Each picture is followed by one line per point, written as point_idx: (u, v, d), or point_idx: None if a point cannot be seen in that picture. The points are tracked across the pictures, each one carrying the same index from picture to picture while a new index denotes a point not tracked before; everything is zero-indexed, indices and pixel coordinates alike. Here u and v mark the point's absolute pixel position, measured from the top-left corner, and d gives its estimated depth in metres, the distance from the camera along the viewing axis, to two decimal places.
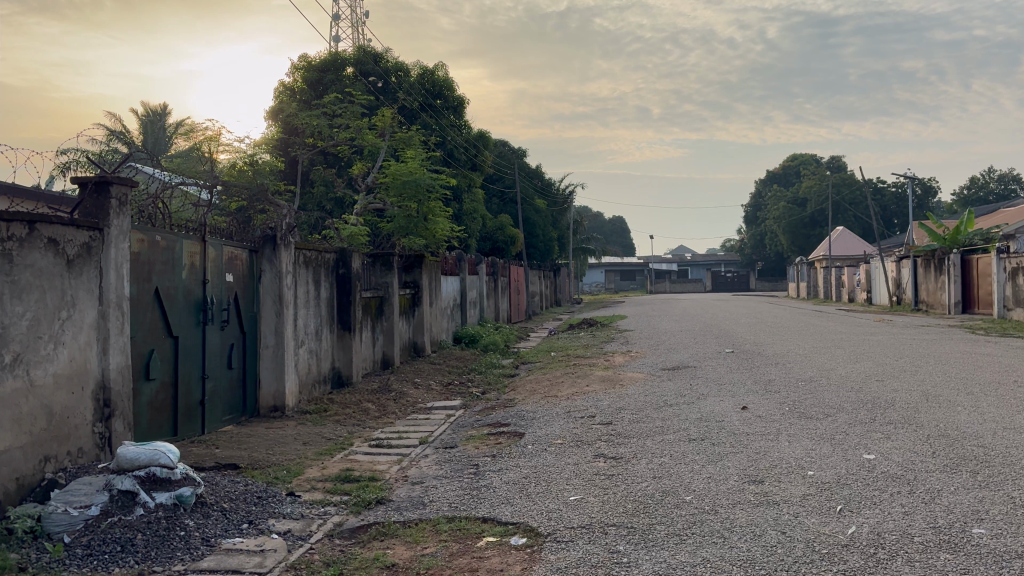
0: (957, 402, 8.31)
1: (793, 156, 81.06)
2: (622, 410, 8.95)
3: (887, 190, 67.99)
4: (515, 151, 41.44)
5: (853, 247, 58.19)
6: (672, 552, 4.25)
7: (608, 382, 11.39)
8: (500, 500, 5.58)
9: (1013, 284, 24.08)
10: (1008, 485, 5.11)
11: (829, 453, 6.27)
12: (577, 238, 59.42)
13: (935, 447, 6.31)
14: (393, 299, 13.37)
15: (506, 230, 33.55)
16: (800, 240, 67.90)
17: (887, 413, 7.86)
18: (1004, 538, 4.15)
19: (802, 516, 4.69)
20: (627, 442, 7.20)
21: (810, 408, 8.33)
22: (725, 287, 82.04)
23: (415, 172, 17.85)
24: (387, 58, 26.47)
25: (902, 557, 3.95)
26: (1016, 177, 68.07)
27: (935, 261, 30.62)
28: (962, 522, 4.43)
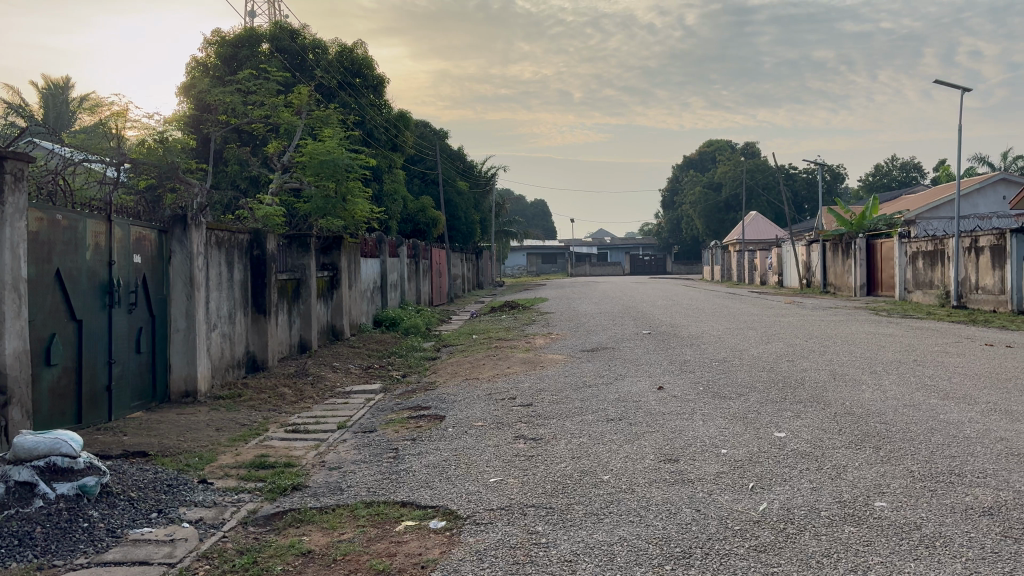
0: (861, 381, 8.63)
1: (709, 142, 82.80)
2: (542, 391, 9.01)
3: (797, 176, 70.26)
4: (437, 132, 41.10)
5: (766, 230, 59.72)
6: (590, 531, 4.30)
7: (529, 364, 11.46)
8: (420, 483, 5.54)
9: (914, 268, 25.20)
10: (909, 460, 5.35)
11: (742, 432, 6.41)
12: (499, 222, 59.45)
13: (842, 424, 6.54)
14: (309, 281, 13.13)
15: (427, 212, 33.35)
16: (715, 224, 69.56)
17: (796, 392, 8.12)
18: (904, 510, 4.33)
19: (716, 494, 4.80)
20: (547, 423, 7.24)
21: (724, 388, 8.53)
22: (642, 270, 83.40)
23: (333, 152, 17.63)
24: (304, 34, 25.85)
25: (809, 531, 4.09)
26: (918, 165, 71.14)
27: (843, 245, 31.74)
28: (866, 496, 4.61)
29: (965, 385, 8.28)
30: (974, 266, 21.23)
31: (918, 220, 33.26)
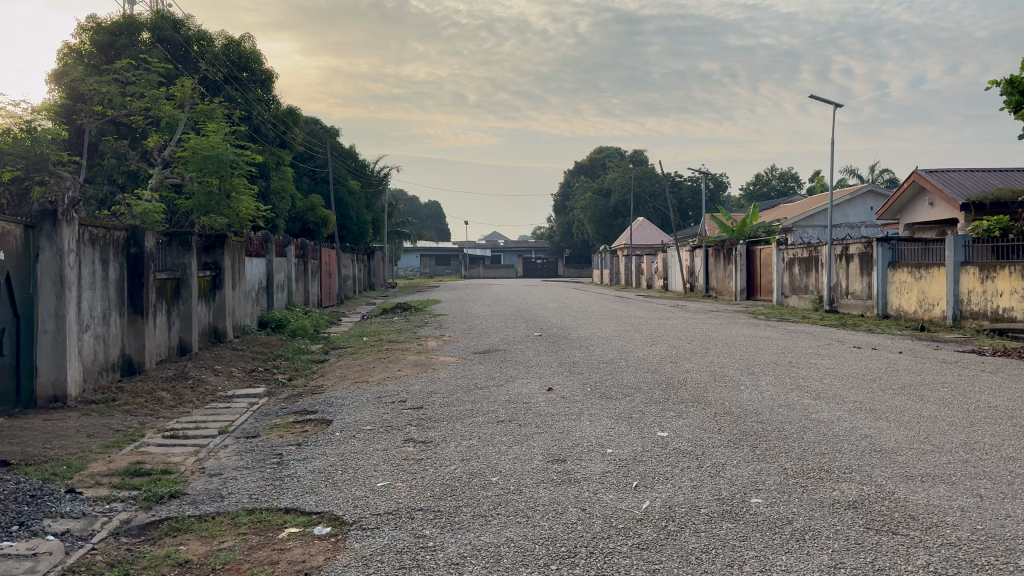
0: (740, 382, 8.99)
1: (599, 148, 84.57)
2: (432, 394, 8.98)
3: (683, 184, 72.55)
4: (327, 130, 40.41)
5: (652, 236, 61.38)
6: (477, 533, 4.30)
7: (419, 366, 11.39)
8: (304, 489, 5.42)
9: (790, 273, 26.42)
10: (782, 457, 5.60)
11: (627, 432, 6.57)
12: (392, 222, 58.90)
13: (721, 424, 6.78)
14: (191, 281, 12.65)
15: (317, 211, 32.71)
16: (605, 229, 71.03)
17: (679, 392, 8.37)
18: (778, 506, 4.52)
19: (601, 493, 4.89)
20: (436, 426, 7.22)
21: (611, 389, 8.71)
22: (534, 273, 84.30)
23: (218, 148, 17.01)
24: (188, 26, 24.93)
25: (690, 528, 4.21)
26: (794, 175, 74.64)
27: (725, 251, 32.98)
28: (742, 493, 4.80)
29: (834, 385, 8.74)
30: (844, 272, 22.43)
31: (795, 228, 34.88)
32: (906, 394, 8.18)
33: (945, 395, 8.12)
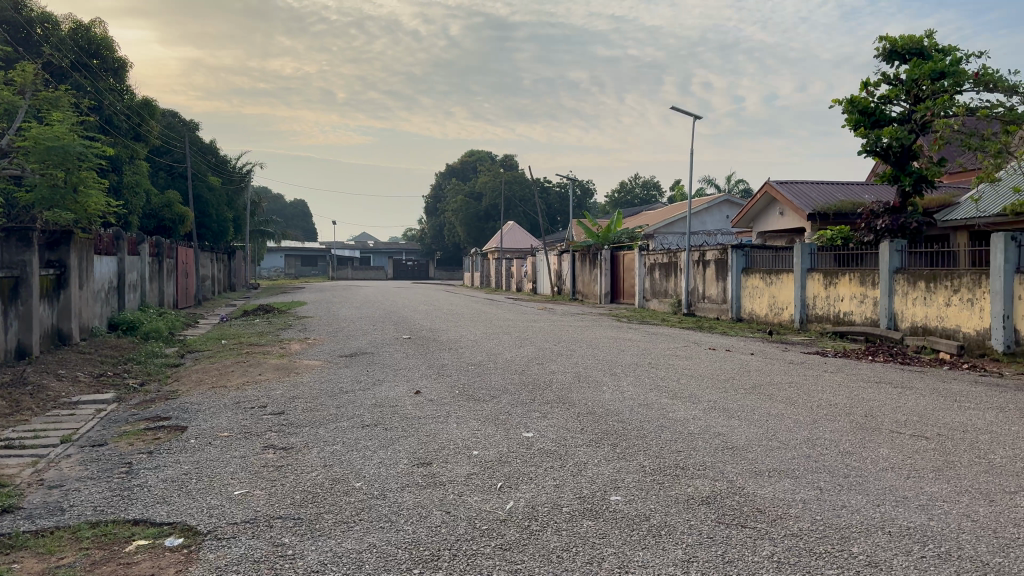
0: (603, 382, 9.22)
1: (470, 151, 84.97)
2: (295, 398, 8.75)
3: (552, 190, 73.89)
4: (186, 124, 38.73)
5: (522, 240, 62.09)
6: (338, 540, 4.22)
7: (282, 370, 11.08)
8: (155, 499, 5.16)
9: (651, 278, 27.36)
10: (642, 455, 5.78)
11: (493, 433, 6.63)
12: (255, 221, 57.04)
13: (584, 424, 6.94)
14: (30, 280, 11.81)
15: (175, 207, 31.29)
16: (475, 232, 71.41)
17: (544, 393, 8.51)
18: (636, 503, 4.66)
19: (466, 495, 4.90)
20: (298, 431, 7.04)
21: (477, 391, 8.75)
22: (404, 275, 83.70)
23: (64, 139, 15.97)
24: (31, 7, 23.30)
25: (552, 527, 4.29)
26: (657, 184, 77.48)
27: (590, 256, 33.81)
28: (603, 491, 4.92)
29: (691, 386, 9.10)
30: (702, 277, 23.44)
31: (656, 234, 36.14)
32: (757, 393, 8.62)
33: (791, 394, 8.62)
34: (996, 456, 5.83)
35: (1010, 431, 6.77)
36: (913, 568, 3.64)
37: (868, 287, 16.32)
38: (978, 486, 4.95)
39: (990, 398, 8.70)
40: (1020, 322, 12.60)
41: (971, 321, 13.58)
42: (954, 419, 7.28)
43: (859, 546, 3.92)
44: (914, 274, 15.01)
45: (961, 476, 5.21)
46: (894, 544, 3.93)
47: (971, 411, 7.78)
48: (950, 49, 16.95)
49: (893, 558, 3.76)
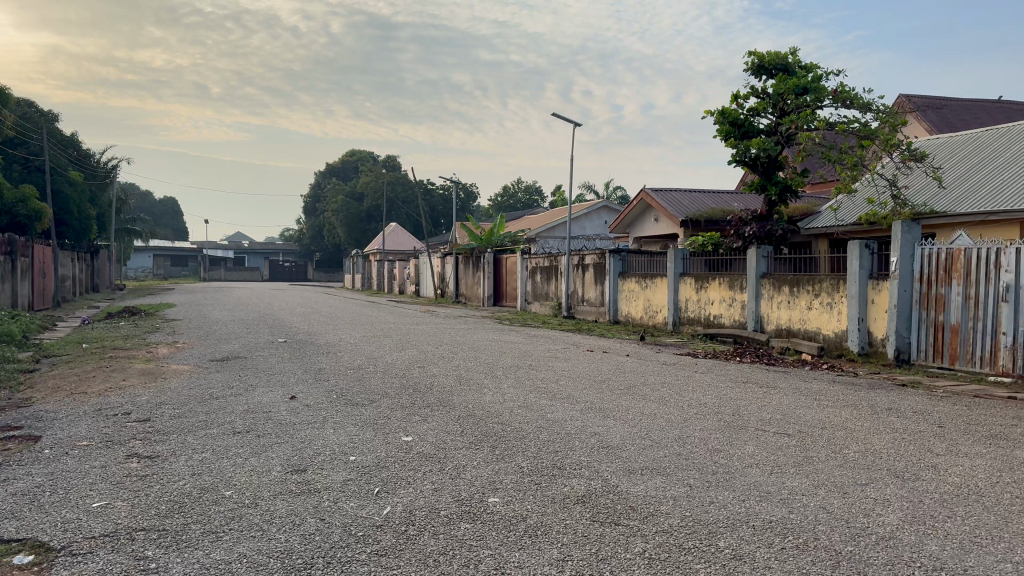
0: (483, 385, 9.25)
1: (352, 151, 83.70)
2: (162, 405, 8.36)
3: (435, 192, 73.73)
4: (44, 115, 36.44)
5: (404, 242, 61.74)
6: (206, 551, 4.06)
7: (149, 375, 10.56)
8: (3, 515, 4.81)
9: (532, 281, 27.69)
10: (520, 457, 5.83)
11: (371, 438, 6.54)
12: (121, 219, 54.27)
13: (463, 426, 6.94)
14: None
15: (31, 203, 29.35)
16: (356, 233, 70.43)
17: (424, 397, 8.45)
18: (513, 504, 4.70)
19: (341, 501, 4.81)
20: (165, 439, 6.72)
21: (356, 395, 8.62)
22: (282, 276, 81.63)
23: None
24: None
25: (429, 531, 4.26)
26: (539, 188, 78.57)
27: (473, 259, 33.90)
28: (481, 493, 4.93)
29: (569, 387, 9.25)
30: (581, 281, 23.89)
31: (538, 238, 36.59)
32: (631, 393, 8.85)
33: (664, 394, 8.89)
34: (849, 450, 6.20)
35: (862, 427, 7.22)
36: (774, 559, 3.82)
37: (736, 291, 17.04)
38: (833, 479, 5.24)
39: (846, 396, 9.24)
40: (873, 325, 13.44)
41: (830, 323, 14.40)
42: (814, 416, 7.69)
43: (724, 540, 4.08)
44: (779, 279, 15.79)
45: (818, 470, 5.51)
46: (757, 537, 4.11)
47: (829, 408, 8.24)
48: (812, 66, 17.92)
49: (756, 550, 3.93)
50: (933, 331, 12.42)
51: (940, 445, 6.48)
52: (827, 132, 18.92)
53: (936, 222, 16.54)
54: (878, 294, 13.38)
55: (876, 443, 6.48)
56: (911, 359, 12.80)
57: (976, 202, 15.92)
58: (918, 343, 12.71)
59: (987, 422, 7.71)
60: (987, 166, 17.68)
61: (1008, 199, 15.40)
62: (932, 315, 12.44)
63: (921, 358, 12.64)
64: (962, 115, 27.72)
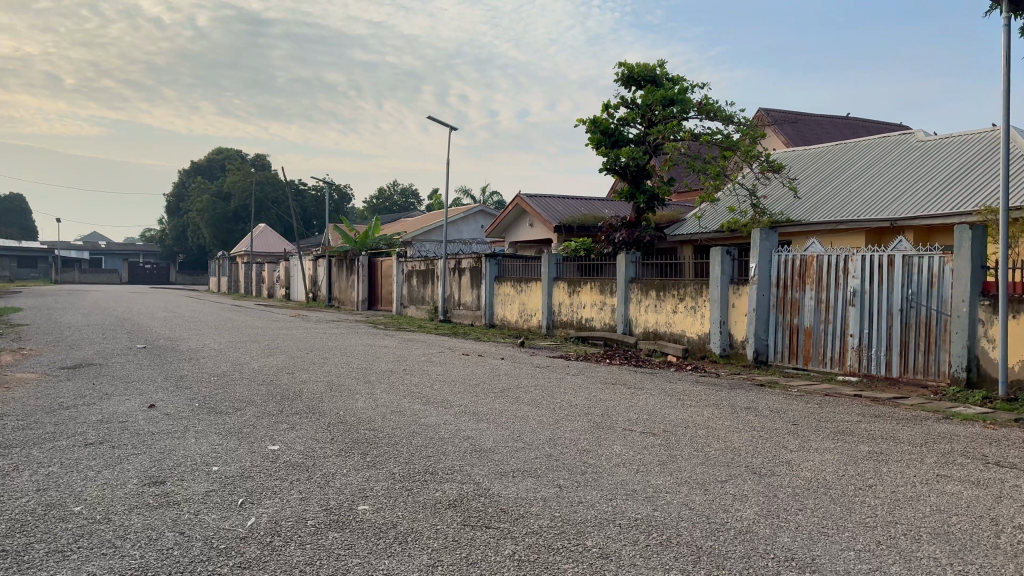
0: (355, 391, 9.09)
1: (219, 149, 80.72)
2: (4, 416, 7.78)
3: (307, 193, 72.13)
4: None
5: (274, 243, 60.18)
6: (51, 572, 3.79)
7: None
8: None
9: (408, 284, 27.51)
10: (391, 463, 5.75)
11: (236, 447, 6.31)
12: None
13: (333, 433, 6.79)
14: None
15: None
16: (223, 234, 68.00)
17: (293, 404, 8.21)
18: (383, 511, 4.63)
19: (202, 513, 4.62)
20: (7, 454, 6.25)
21: (220, 403, 8.29)
22: (142, 278, 77.81)
23: None
24: None
25: (295, 542, 4.14)
26: (414, 192, 78.25)
27: (347, 262, 33.35)
28: (350, 500, 4.84)
29: (443, 391, 9.22)
30: (457, 284, 23.92)
31: (413, 241, 36.38)
32: (505, 396, 8.92)
33: (536, 396, 9.01)
34: (711, 448, 6.45)
35: (724, 425, 7.53)
36: (639, 556, 3.92)
37: (607, 296, 17.47)
38: (695, 476, 5.45)
39: (708, 396, 9.63)
40: (734, 327, 14.07)
41: (694, 326, 14.98)
42: (678, 416, 7.97)
43: (592, 539, 4.16)
44: (647, 283, 16.29)
45: (682, 468, 5.71)
46: (623, 535, 4.21)
47: (693, 408, 8.56)
48: (678, 79, 18.63)
49: (622, 548, 4.02)
50: (788, 333, 13.11)
51: (794, 441, 6.85)
52: (693, 143, 19.69)
53: (791, 231, 17.50)
54: (738, 298, 14.02)
55: (735, 441, 6.78)
56: (768, 360, 13.47)
57: (826, 212, 16.95)
58: (775, 345, 13.39)
59: (835, 418, 8.21)
60: (835, 178, 18.87)
61: (854, 210, 16.48)
62: (787, 318, 13.15)
63: (778, 359, 13.33)
64: (814, 130, 29.50)
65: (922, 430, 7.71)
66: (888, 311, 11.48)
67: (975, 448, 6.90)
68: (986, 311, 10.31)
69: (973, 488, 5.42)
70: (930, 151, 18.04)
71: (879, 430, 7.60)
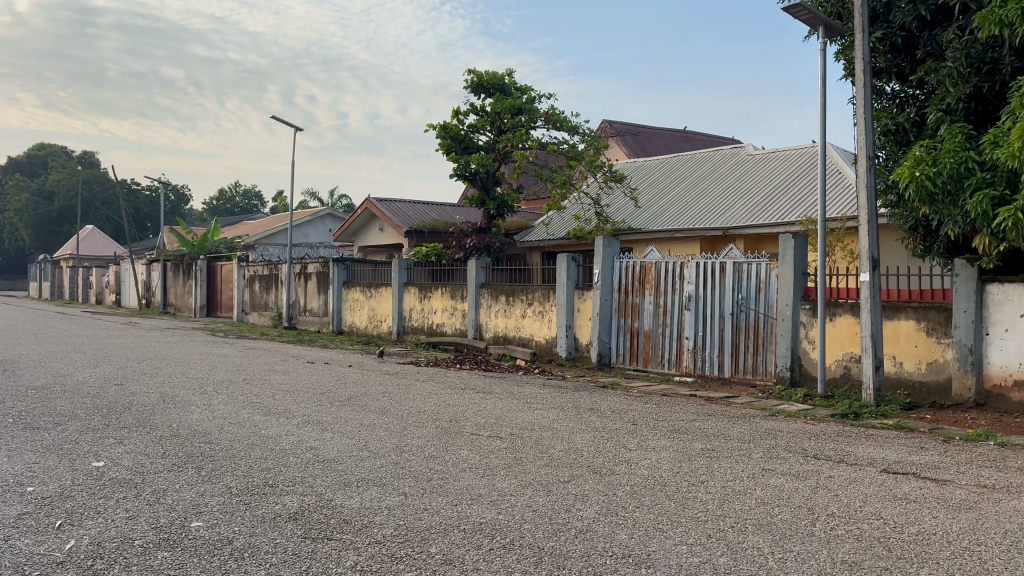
0: (191, 402, 8.66)
1: (40, 144, 75.05)
2: None
3: (140, 193, 68.29)
4: None
5: (103, 246, 56.58)
6: None
7: None
8: None
9: (251, 290, 26.53)
10: (228, 476, 5.51)
11: (54, 465, 5.85)
12: None
13: (165, 447, 6.43)
14: None
15: None
16: (45, 235, 63.29)
17: (121, 417, 7.71)
18: (218, 527, 4.43)
19: (13, 539, 4.25)
20: None
21: (37, 418, 7.67)
22: None
23: None
24: None
25: (120, 564, 3.88)
26: (258, 194, 75.75)
27: (184, 266, 31.78)
28: (182, 518, 4.59)
29: (285, 400, 8.93)
30: (303, 290, 23.30)
31: (256, 245, 35.14)
32: (350, 404, 8.75)
33: (383, 403, 8.89)
34: (555, 449, 6.58)
35: (568, 427, 7.70)
36: (482, 560, 3.93)
37: (457, 301, 17.50)
38: (539, 478, 5.54)
39: (553, 399, 9.82)
40: (579, 331, 14.45)
41: (542, 330, 15.26)
42: (524, 419, 8.08)
43: (436, 546, 4.14)
44: (496, 288, 16.45)
45: (526, 470, 5.78)
46: (467, 540, 4.22)
47: (538, 411, 8.71)
48: (526, 88, 18.97)
49: (466, 553, 4.03)
50: (630, 337, 13.60)
51: (633, 441, 7.10)
52: (540, 151, 20.10)
53: (632, 239, 18.17)
54: (583, 303, 14.41)
55: (578, 442, 6.95)
56: (611, 362, 13.91)
57: (665, 221, 17.72)
58: (618, 348, 13.84)
59: (672, 418, 8.58)
60: (673, 189, 19.77)
61: (690, 219, 17.32)
62: (628, 321, 13.63)
63: (619, 361, 13.79)
64: (653, 142, 30.82)
65: (750, 427, 8.18)
66: (720, 314, 12.13)
67: (795, 442, 7.40)
68: (806, 314, 11.09)
69: (793, 480, 5.80)
70: (758, 165, 19.22)
71: (712, 428, 8.00)
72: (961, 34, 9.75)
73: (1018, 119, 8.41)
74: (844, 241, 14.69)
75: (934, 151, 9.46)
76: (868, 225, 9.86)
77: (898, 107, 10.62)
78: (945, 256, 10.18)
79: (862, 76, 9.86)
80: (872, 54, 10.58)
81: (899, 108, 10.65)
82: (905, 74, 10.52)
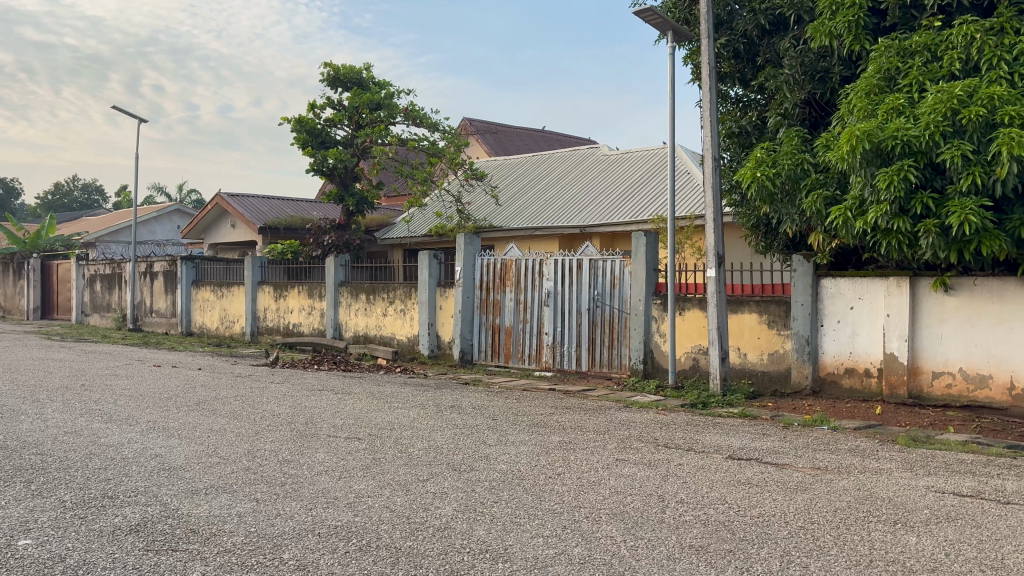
0: (20, 411, 8.01)
1: None
2: None
3: None
4: None
5: None
6: None
7: None
8: None
9: (91, 290, 24.94)
10: (61, 490, 5.13)
11: None
12: None
13: None
14: None
15: None
16: None
17: None
18: (50, 544, 4.12)
19: None
20: None
21: None
22: None
23: None
24: None
25: None
26: (99, 188, 71.38)
27: (15, 265, 29.49)
28: (8, 537, 4.24)
29: (128, 407, 8.43)
30: (149, 290, 22.12)
31: (97, 242, 33.02)
32: (200, 409, 8.37)
33: (235, 407, 8.55)
34: (414, 448, 6.53)
35: (428, 425, 7.66)
36: (337, 564, 3.84)
37: (315, 299, 17.08)
38: (398, 478, 5.47)
39: (415, 397, 9.73)
40: (441, 328, 14.41)
41: (404, 328, 15.13)
42: (383, 419, 7.98)
43: (289, 552, 4.01)
44: (356, 287, 16.16)
45: (384, 470, 5.70)
46: (321, 545, 4.11)
47: (398, 410, 8.62)
48: (384, 83, 18.74)
49: (320, 558, 3.92)
50: (491, 333, 13.68)
51: (492, 436, 7.14)
52: (400, 147, 19.92)
53: (493, 236, 18.30)
54: (444, 300, 14.38)
55: (438, 439, 6.92)
56: (472, 359, 13.94)
57: (524, 219, 17.95)
58: (479, 344, 13.89)
59: (531, 412, 8.70)
60: (532, 187, 20.07)
61: (549, 218, 17.61)
62: (489, 318, 13.72)
63: (481, 358, 13.86)
64: (513, 140, 31.18)
65: (605, 418, 8.42)
66: (577, 310, 12.40)
67: (648, 432, 7.66)
68: (658, 309, 11.51)
69: (646, 469, 6.00)
70: (614, 165, 19.79)
71: (569, 421, 8.17)
72: (796, 43, 10.37)
73: (846, 125, 9.03)
74: (693, 238, 15.35)
75: (773, 153, 10.01)
76: (715, 222, 10.33)
77: (741, 110, 11.18)
78: (783, 252, 10.82)
79: (707, 80, 10.31)
80: (717, 60, 11.08)
81: (742, 111, 11.22)
82: (747, 80, 11.08)
